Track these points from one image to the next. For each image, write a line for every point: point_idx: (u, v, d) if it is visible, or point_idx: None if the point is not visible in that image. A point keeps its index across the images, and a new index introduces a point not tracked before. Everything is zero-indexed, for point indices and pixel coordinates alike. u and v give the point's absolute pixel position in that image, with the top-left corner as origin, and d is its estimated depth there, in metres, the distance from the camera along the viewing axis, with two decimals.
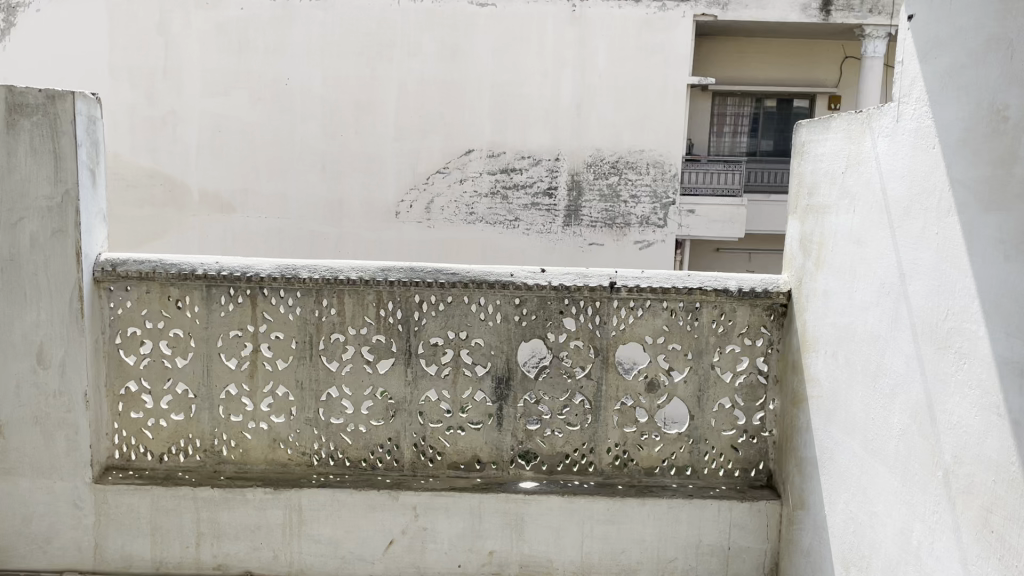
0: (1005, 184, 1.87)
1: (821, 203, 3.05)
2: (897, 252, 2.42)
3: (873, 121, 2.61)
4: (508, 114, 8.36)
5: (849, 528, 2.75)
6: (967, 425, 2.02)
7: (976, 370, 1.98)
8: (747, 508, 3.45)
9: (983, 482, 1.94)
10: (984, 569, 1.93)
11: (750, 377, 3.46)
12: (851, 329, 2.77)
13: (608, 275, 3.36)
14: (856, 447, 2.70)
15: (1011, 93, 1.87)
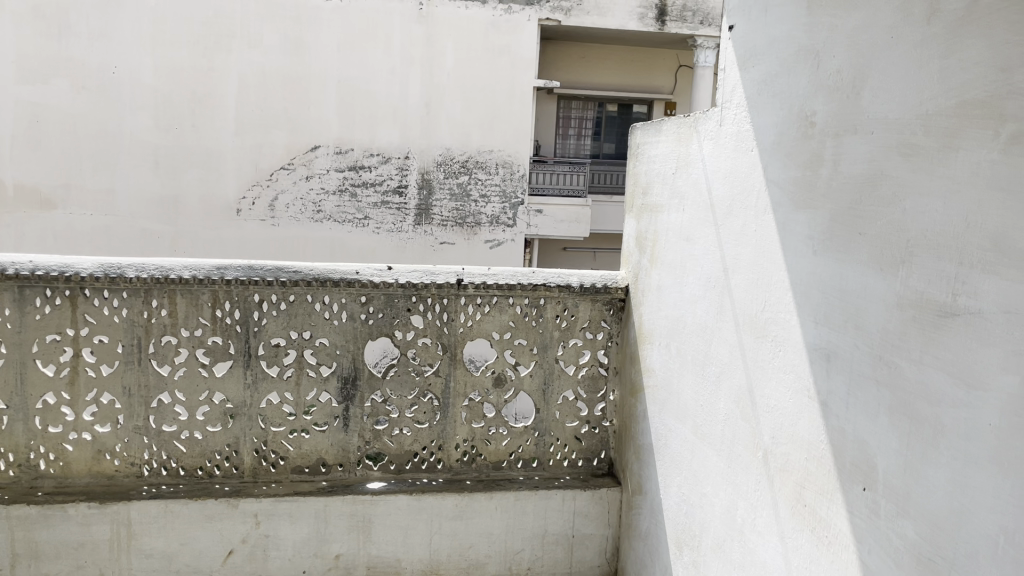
0: (813, 183, 2.03)
1: (654, 202, 3.21)
2: (721, 247, 2.58)
3: (699, 125, 2.77)
4: (354, 111, 8.21)
5: (681, 510, 2.90)
6: (784, 407, 2.17)
7: (791, 356, 2.13)
8: (589, 496, 3.57)
9: (797, 460, 2.10)
10: (798, 541, 2.08)
11: (592, 369, 3.59)
12: (682, 320, 2.93)
13: (455, 272, 3.37)
14: (688, 433, 2.85)
15: (817, 102, 2.02)
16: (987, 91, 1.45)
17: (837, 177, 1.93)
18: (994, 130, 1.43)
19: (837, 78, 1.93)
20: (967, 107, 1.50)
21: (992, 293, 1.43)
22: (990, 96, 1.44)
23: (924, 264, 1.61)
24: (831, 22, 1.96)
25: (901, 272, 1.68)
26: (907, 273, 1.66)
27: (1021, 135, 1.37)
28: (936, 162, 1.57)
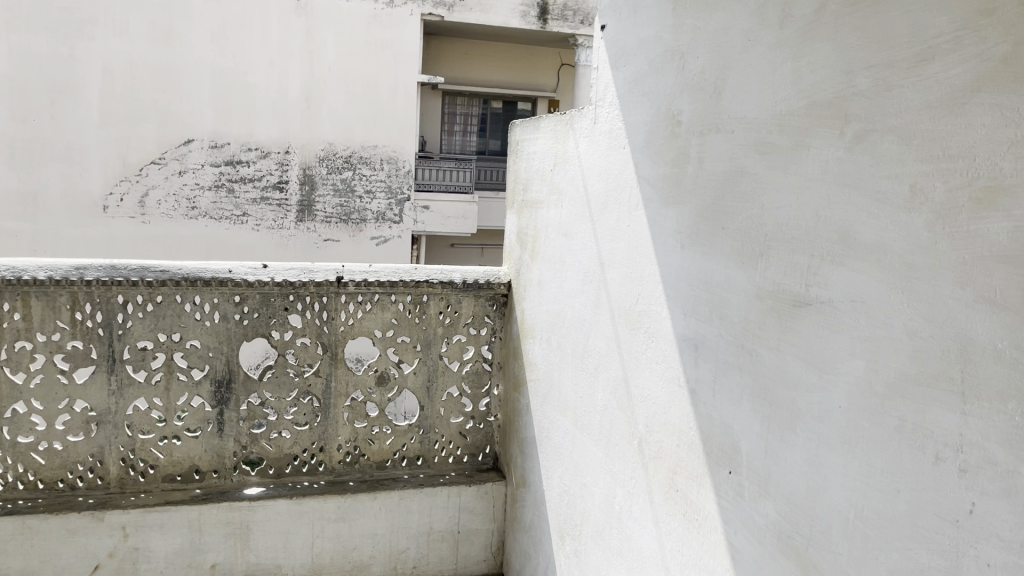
0: (680, 180, 2.10)
1: (534, 198, 3.25)
2: (597, 242, 2.64)
3: (575, 122, 2.82)
4: (230, 104, 7.92)
5: (563, 500, 2.95)
6: (656, 396, 2.25)
7: (662, 347, 2.21)
8: (475, 492, 3.58)
9: (669, 448, 2.17)
10: (671, 526, 2.16)
11: (476, 365, 3.59)
12: (562, 314, 2.98)
13: (334, 270, 3.31)
14: (568, 424, 2.90)
15: (682, 101, 2.09)
16: (832, 93, 1.53)
17: (702, 174, 2.00)
18: (840, 129, 1.51)
19: (701, 79, 2.00)
20: (816, 108, 1.58)
21: (840, 283, 1.51)
22: (835, 97, 1.52)
23: (781, 256, 1.69)
24: (695, 24, 2.03)
25: (760, 264, 1.76)
26: (765, 266, 1.74)
27: (863, 135, 1.45)
28: (791, 160, 1.66)
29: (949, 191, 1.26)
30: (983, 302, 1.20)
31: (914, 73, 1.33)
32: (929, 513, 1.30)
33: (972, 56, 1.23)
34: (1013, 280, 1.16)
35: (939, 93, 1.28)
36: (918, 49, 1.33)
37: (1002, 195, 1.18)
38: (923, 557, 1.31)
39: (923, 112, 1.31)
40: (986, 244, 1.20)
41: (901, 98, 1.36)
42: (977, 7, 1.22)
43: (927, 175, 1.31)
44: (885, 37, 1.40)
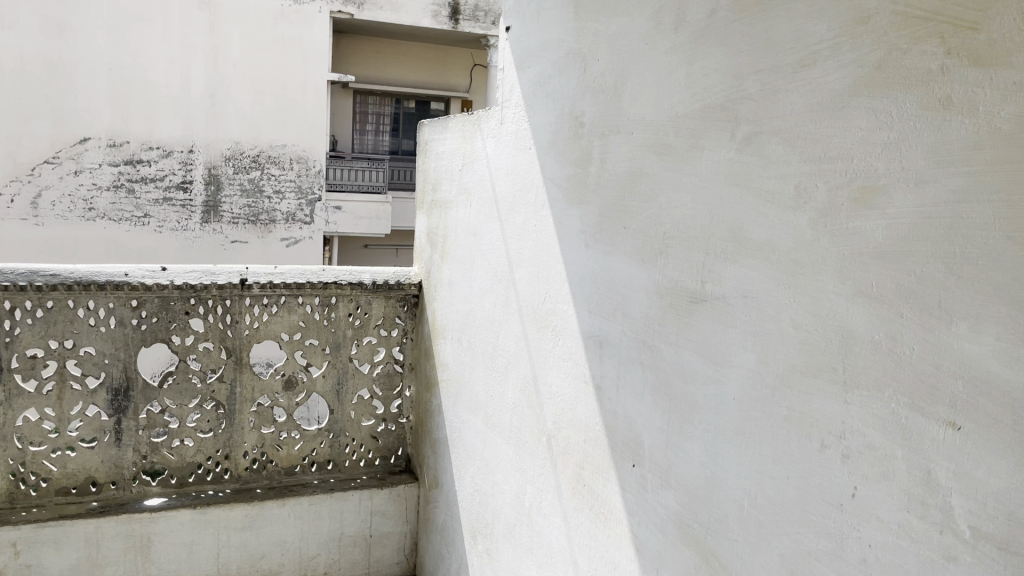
0: (584, 180, 2.14)
1: (443, 198, 3.25)
2: (506, 241, 2.66)
3: (482, 123, 2.84)
4: (129, 100, 7.62)
5: (475, 500, 2.96)
6: (564, 393, 2.28)
7: (569, 345, 2.24)
8: (387, 494, 3.54)
9: (577, 443, 2.20)
10: (579, 520, 2.19)
11: (387, 367, 3.56)
12: (472, 314, 2.98)
13: (238, 272, 3.24)
14: (479, 423, 2.91)
15: (585, 103, 2.13)
16: (724, 97, 1.59)
17: (604, 174, 2.04)
18: (731, 131, 1.56)
19: (601, 81, 2.04)
20: (709, 111, 1.63)
21: (733, 280, 1.56)
22: (726, 100, 1.58)
23: (679, 254, 1.74)
24: (595, 27, 2.07)
25: (660, 262, 1.81)
26: (664, 264, 1.79)
27: (752, 137, 1.51)
28: (686, 161, 1.71)
29: (830, 191, 1.33)
30: (862, 297, 1.27)
31: (798, 78, 1.40)
32: (816, 498, 1.36)
33: (848, 63, 1.29)
34: (887, 275, 1.22)
35: (821, 97, 1.35)
36: (801, 55, 1.39)
37: (877, 195, 1.24)
38: (811, 540, 1.38)
39: (806, 116, 1.38)
40: (864, 242, 1.26)
41: (787, 102, 1.42)
42: (852, 16, 1.29)
43: (810, 175, 1.37)
44: (771, 43, 1.46)
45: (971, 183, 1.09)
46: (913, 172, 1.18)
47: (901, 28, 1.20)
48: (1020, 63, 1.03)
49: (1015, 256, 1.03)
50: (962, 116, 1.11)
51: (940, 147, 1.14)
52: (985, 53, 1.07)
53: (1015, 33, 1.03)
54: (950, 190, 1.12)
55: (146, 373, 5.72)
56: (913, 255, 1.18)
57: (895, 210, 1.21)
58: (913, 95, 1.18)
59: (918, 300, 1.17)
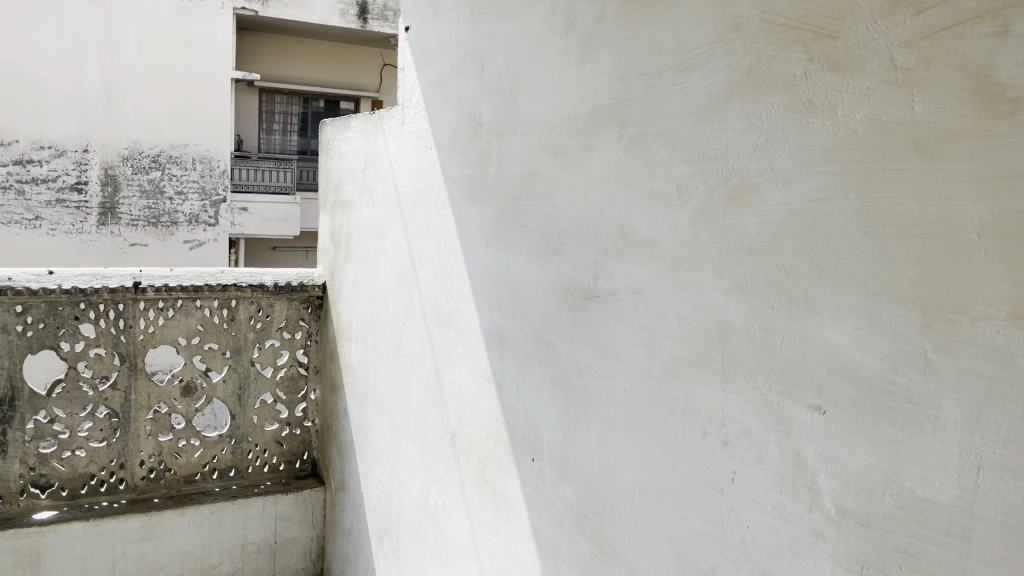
0: (482, 180, 2.16)
1: (346, 198, 3.22)
2: (408, 241, 2.66)
3: (384, 122, 2.83)
4: (18, 98, 7.37)
5: (381, 501, 2.95)
6: (466, 391, 2.30)
7: (471, 343, 2.26)
8: (292, 499, 3.48)
9: (479, 440, 2.23)
10: (482, 516, 2.21)
11: (291, 370, 3.51)
12: (376, 315, 2.97)
13: (131, 275, 3.13)
14: (385, 424, 2.90)
15: (482, 104, 2.15)
16: (612, 100, 1.64)
17: (502, 175, 2.07)
18: (619, 133, 1.62)
19: (498, 83, 2.07)
20: (598, 112, 1.68)
21: (623, 276, 1.62)
22: (614, 102, 1.63)
23: (572, 252, 1.78)
24: (491, 29, 2.10)
25: (555, 260, 1.85)
26: (560, 262, 1.83)
27: (638, 138, 1.56)
28: (578, 161, 1.75)
29: (708, 190, 1.39)
30: (738, 290, 1.33)
31: (679, 82, 1.46)
32: (699, 483, 1.43)
33: (723, 68, 1.36)
34: (760, 269, 1.29)
35: (699, 101, 1.41)
36: (682, 60, 1.45)
37: (750, 193, 1.31)
38: (695, 524, 1.44)
39: (687, 118, 1.44)
40: (739, 238, 1.33)
41: (669, 105, 1.48)
42: (726, 23, 1.35)
43: (690, 175, 1.43)
44: (654, 48, 1.51)
45: (831, 183, 1.17)
46: (781, 172, 1.25)
47: (769, 36, 1.27)
48: (871, 70, 1.11)
49: (870, 249, 1.11)
50: (823, 119, 1.18)
51: (804, 148, 1.21)
52: (842, 60, 1.15)
53: (867, 42, 1.11)
54: (813, 189, 1.19)
55: (39, 381, 5.46)
56: (782, 251, 1.25)
57: (767, 208, 1.28)
58: (780, 100, 1.25)
59: (787, 293, 1.24)
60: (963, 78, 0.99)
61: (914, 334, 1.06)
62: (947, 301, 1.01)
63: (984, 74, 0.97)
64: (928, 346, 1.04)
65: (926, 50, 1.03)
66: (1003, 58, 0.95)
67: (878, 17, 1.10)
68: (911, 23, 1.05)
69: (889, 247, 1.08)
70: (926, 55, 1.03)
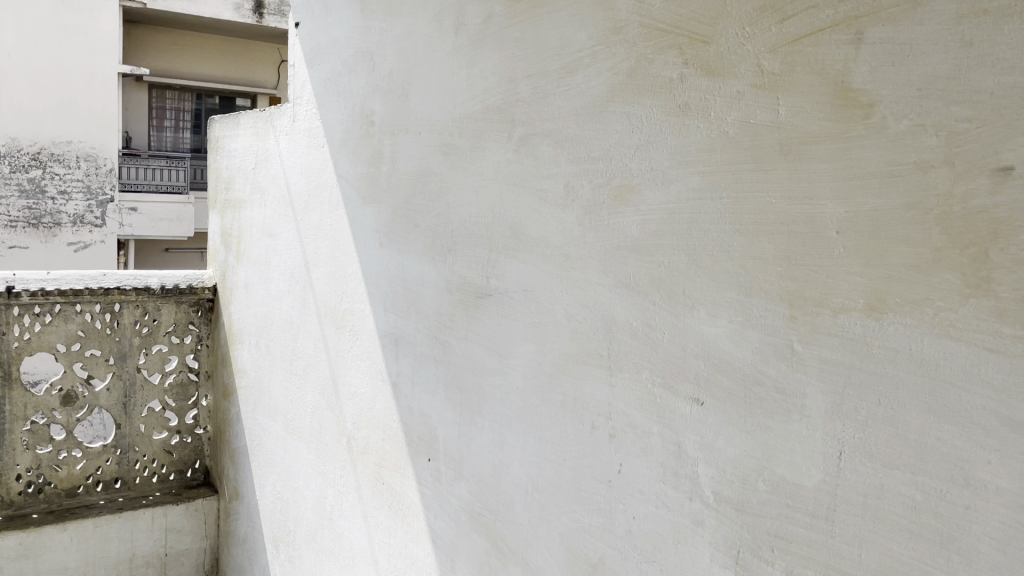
0: (375, 180, 2.15)
1: (237, 197, 3.13)
2: (302, 241, 2.61)
3: (275, 120, 2.77)
4: None
5: (276, 508, 2.88)
6: (361, 392, 2.27)
7: (365, 344, 2.24)
8: (183, 510, 3.35)
9: (375, 442, 2.20)
10: (379, 519, 2.19)
11: (180, 376, 3.39)
12: (269, 317, 2.90)
13: (4, 279, 2.95)
14: (280, 429, 2.84)
15: (373, 102, 2.14)
16: (501, 100, 1.65)
17: (394, 174, 2.06)
18: (508, 133, 1.63)
19: (388, 81, 2.06)
20: (487, 112, 1.69)
21: (514, 275, 1.64)
22: (502, 103, 1.65)
23: (465, 251, 1.79)
24: (381, 27, 2.08)
25: (448, 260, 1.85)
26: (453, 261, 1.84)
27: (526, 138, 1.58)
28: (469, 160, 1.76)
29: (593, 189, 1.42)
30: (621, 287, 1.37)
31: (564, 83, 1.48)
32: (588, 476, 1.46)
33: (605, 70, 1.39)
34: (642, 266, 1.33)
35: (583, 101, 1.44)
36: (565, 61, 1.48)
37: (632, 193, 1.34)
38: (585, 517, 1.47)
39: (572, 119, 1.46)
40: (622, 236, 1.36)
41: (555, 106, 1.50)
42: (607, 26, 1.39)
43: (576, 175, 1.46)
44: (540, 49, 1.54)
45: (706, 183, 1.21)
46: (660, 172, 1.29)
47: (646, 40, 1.31)
48: (740, 74, 1.16)
49: (742, 247, 1.16)
50: (698, 121, 1.22)
51: (682, 150, 1.25)
52: (714, 65, 1.19)
53: (736, 48, 1.16)
54: (690, 189, 1.24)
55: None
56: (662, 249, 1.29)
57: (647, 207, 1.32)
58: (658, 102, 1.29)
59: (667, 289, 1.28)
60: (821, 84, 1.05)
61: (782, 326, 1.11)
62: (810, 295, 1.07)
63: (840, 80, 1.03)
64: (794, 338, 1.09)
65: (788, 56, 1.09)
66: (857, 64, 1.01)
67: (746, 24, 1.15)
68: (775, 30, 1.10)
69: (758, 244, 1.13)
70: (789, 61, 1.08)
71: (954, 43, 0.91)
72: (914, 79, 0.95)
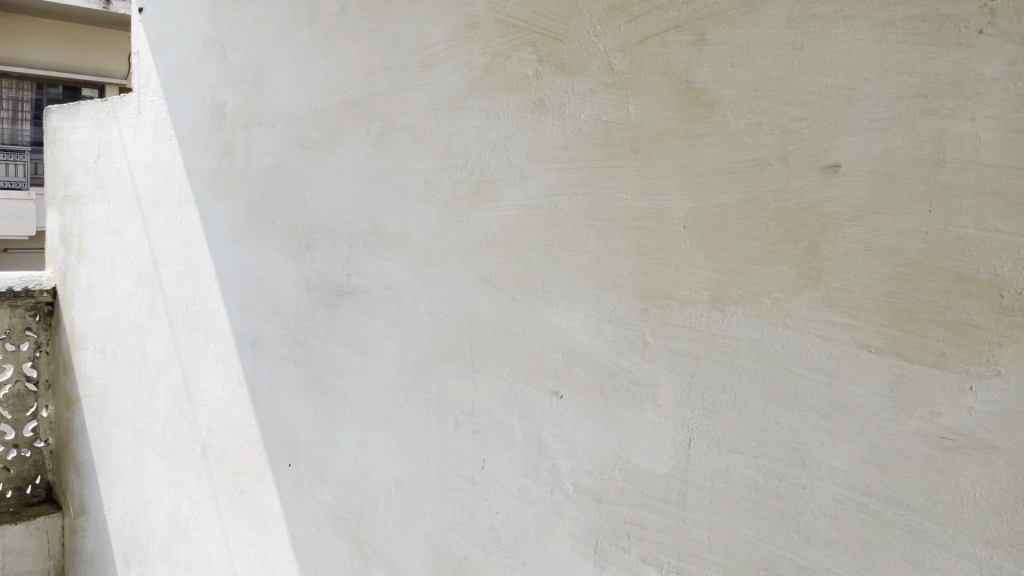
0: (228, 175, 2.05)
1: (77, 193, 2.92)
2: (149, 240, 2.46)
3: (118, 111, 2.60)
4: None
5: (127, 523, 2.71)
6: (217, 398, 2.17)
7: (220, 346, 2.14)
8: (23, 530, 3.10)
9: (233, 448, 2.11)
10: (238, 528, 2.10)
11: (16, 386, 3.14)
12: (116, 320, 2.72)
13: None
14: (129, 439, 2.67)
15: (225, 93, 2.04)
16: (358, 93, 1.62)
17: (248, 168, 1.97)
18: (366, 127, 1.60)
19: (240, 71, 1.97)
20: (344, 106, 1.65)
21: (374, 272, 1.60)
22: (360, 96, 1.61)
23: (324, 248, 1.74)
24: (232, 15, 2.00)
25: (306, 257, 1.80)
26: (311, 258, 1.78)
27: (384, 133, 1.56)
28: (326, 155, 1.71)
29: (453, 185, 1.41)
30: (481, 283, 1.37)
31: (421, 78, 1.46)
32: (452, 474, 1.45)
33: (462, 65, 1.39)
34: (502, 262, 1.33)
35: (440, 96, 1.43)
36: (422, 55, 1.46)
37: (491, 189, 1.34)
38: (449, 515, 1.46)
39: (430, 113, 1.45)
40: (483, 232, 1.36)
41: (413, 100, 1.48)
42: (462, 21, 1.38)
43: (436, 171, 1.45)
44: (396, 42, 1.51)
45: (562, 179, 1.23)
46: (517, 168, 1.30)
47: (502, 36, 1.31)
48: (593, 72, 1.17)
49: (596, 241, 1.18)
50: (553, 118, 1.24)
51: (538, 146, 1.26)
52: (566, 62, 1.21)
53: (587, 46, 1.18)
54: (547, 185, 1.25)
55: None
56: (521, 244, 1.30)
57: (505, 203, 1.32)
58: (514, 98, 1.30)
59: (526, 284, 1.29)
60: (668, 82, 1.08)
61: (634, 319, 1.14)
62: (660, 288, 1.10)
63: (684, 80, 1.06)
64: (647, 330, 1.12)
65: (636, 55, 1.11)
66: (700, 65, 1.04)
67: (597, 23, 1.17)
68: (624, 30, 1.13)
69: (611, 238, 1.16)
70: (637, 60, 1.11)
71: (787, 46, 0.96)
72: (751, 80, 0.99)
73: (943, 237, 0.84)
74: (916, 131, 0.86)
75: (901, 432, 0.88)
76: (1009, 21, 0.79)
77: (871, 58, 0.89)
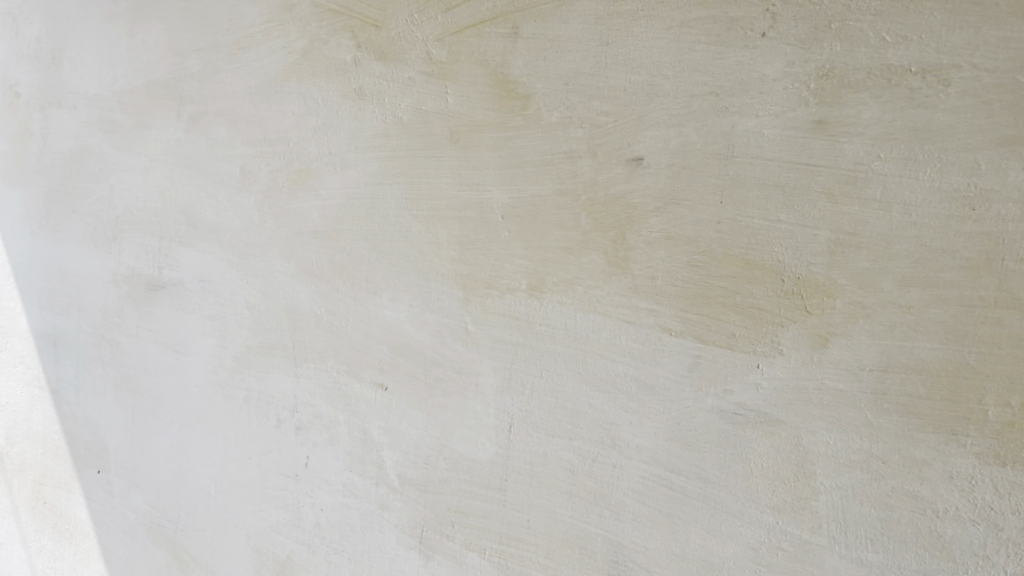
0: (20, 160, 1.86)
1: None
2: None
3: None
4: None
5: None
6: (13, 403, 1.98)
7: (18, 347, 1.96)
8: None
9: (33, 457, 1.94)
10: (42, 542, 1.94)
11: None
12: None
13: None
14: None
15: (17, 70, 1.86)
16: (167, 74, 1.52)
17: (44, 153, 1.80)
18: (177, 111, 1.51)
19: (34, 46, 1.80)
20: (153, 87, 1.55)
21: (189, 264, 1.52)
22: (170, 78, 1.52)
23: (132, 240, 1.63)
24: None
25: (113, 249, 1.67)
26: (118, 250, 1.66)
27: (197, 117, 1.48)
28: (134, 140, 1.60)
29: (272, 173, 1.36)
30: (303, 275, 1.33)
31: (236, 61, 1.40)
32: (274, 472, 1.40)
33: (279, 48, 1.34)
34: (324, 253, 1.30)
35: (257, 81, 1.37)
36: (237, 37, 1.39)
37: (311, 177, 1.30)
38: (272, 514, 1.41)
39: (246, 98, 1.39)
40: (303, 222, 1.32)
41: (228, 84, 1.41)
42: (278, 3, 1.33)
43: (253, 158, 1.39)
44: (209, 22, 1.43)
45: (382, 168, 1.21)
46: (338, 156, 1.27)
47: (320, 20, 1.28)
48: (412, 60, 1.16)
49: (417, 232, 1.18)
50: (373, 106, 1.21)
51: (358, 134, 1.24)
52: (387, 49, 1.19)
53: (406, 35, 1.17)
54: (368, 174, 1.23)
55: None
56: (343, 234, 1.27)
57: (326, 192, 1.29)
58: (333, 85, 1.26)
59: (349, 275, 1.27)
60: (485, 74, 1.09)
61: (456, 309, 1.14)
62: (480, 277, 1.11)
63: (500, 72, 1.07)
64: (468, 320, 1.13)
65: (454, 46, 1.11)
66: (515, 56, 1.06)
67: (415, 11, 1.16)
68: (441, 19, 1.13)
69: (433, 229, 1.16)
70: (455, 51, 1.11)
71: (594, 42, 0.99)
72: (562, 74, 1.02)
73: (734, 227, 0.91)
74: (709, 127, 0.91)
75: (699, 409, 0.95)
76: (788, 25, 0.86)
77: (669, 56, 0.94)
